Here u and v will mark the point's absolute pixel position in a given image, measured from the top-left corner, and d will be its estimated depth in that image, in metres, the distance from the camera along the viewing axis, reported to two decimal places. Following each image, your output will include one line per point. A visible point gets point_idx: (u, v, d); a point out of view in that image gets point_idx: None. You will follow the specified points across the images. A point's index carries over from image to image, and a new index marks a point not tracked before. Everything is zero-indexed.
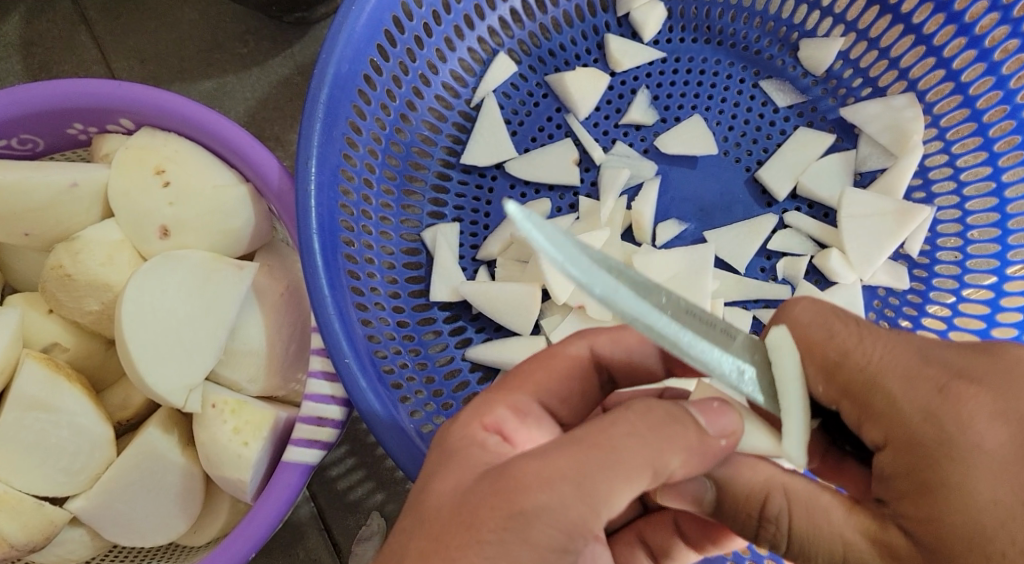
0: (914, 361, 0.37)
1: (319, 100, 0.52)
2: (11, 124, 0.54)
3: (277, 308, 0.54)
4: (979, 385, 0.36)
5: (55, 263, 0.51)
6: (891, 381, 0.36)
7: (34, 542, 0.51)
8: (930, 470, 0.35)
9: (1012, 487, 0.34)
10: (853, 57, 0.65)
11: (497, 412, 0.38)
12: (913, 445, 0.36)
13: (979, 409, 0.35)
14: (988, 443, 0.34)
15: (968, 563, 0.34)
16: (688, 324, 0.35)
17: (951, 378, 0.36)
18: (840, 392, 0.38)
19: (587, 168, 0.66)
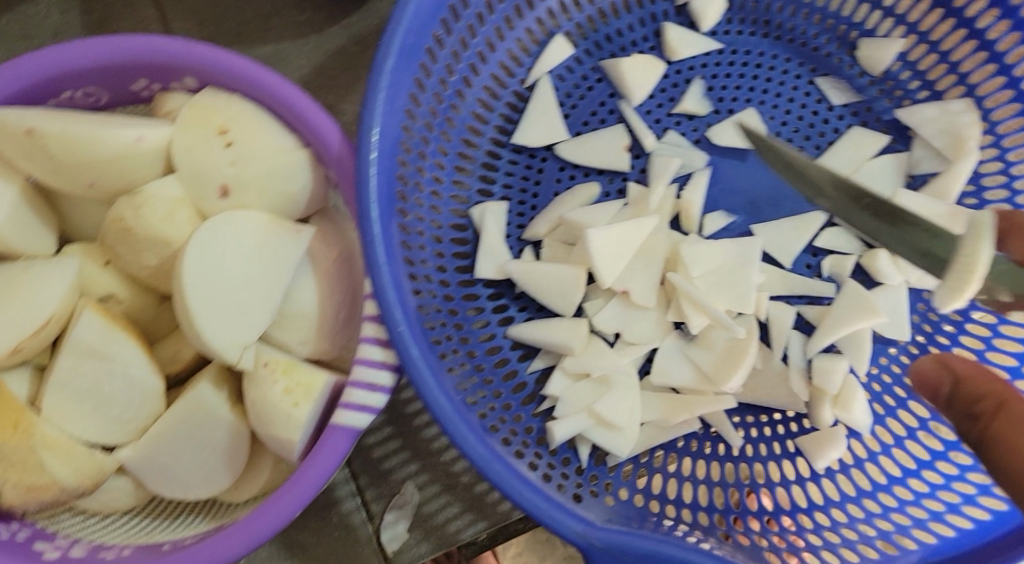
0: None
1: (385, 69, 0.53)
2: (79, 76, 0.54)
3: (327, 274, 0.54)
4: None
5: (117, 215, 0.52)
6: None
7: (83, 488, 0.51)
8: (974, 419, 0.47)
9: None
10: (912, 59, 0.64)
11: None
12: None
13: None
14: None
15: None
16: (884, 222, 0.50)
17: None
18: None
19: (637, 155, 0.66)
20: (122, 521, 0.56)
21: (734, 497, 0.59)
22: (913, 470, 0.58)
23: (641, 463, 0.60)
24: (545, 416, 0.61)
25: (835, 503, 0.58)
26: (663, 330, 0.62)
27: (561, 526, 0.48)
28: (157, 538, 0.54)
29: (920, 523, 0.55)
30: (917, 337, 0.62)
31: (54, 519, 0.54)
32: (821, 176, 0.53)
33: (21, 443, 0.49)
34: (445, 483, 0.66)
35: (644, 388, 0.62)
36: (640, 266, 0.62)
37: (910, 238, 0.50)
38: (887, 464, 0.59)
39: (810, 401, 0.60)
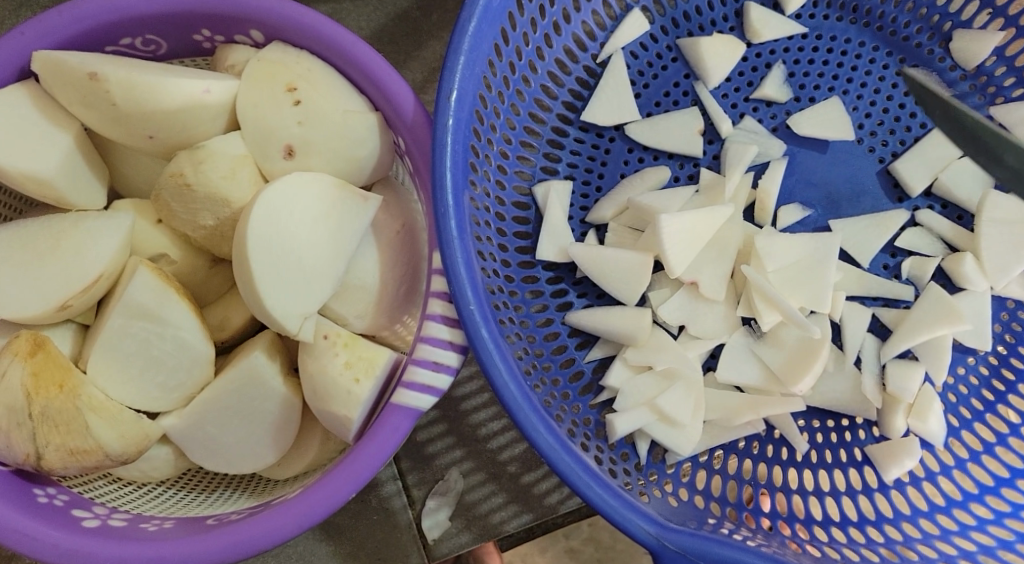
0: None
1: (467, 33, 0.50)
2: (140, 21, 0.51)
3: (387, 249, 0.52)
4: None
5: (176, 170, 0.49)
6: None
7: (128, 454, 0.49)
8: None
9: None
10: (1008, 54, 0.61)
11: None
12: None
13: None
14: None
15: None
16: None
17: None
18: None
19: (710, 140, 0.63)
20: (154, 494, 0.53)
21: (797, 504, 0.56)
22: (991, 487, 0.56)
23: (700, 462, 0.58)
24: (602, 408, 0.59)
25: (905, 518, 0.55)
26: (730, 325, 0.59)
27: (631, 526, 0.46)
28: (197, 512, 0.51)
29: (1005, 545, 0.52)
30: (996, 347, 0.59)
31: (89, 486, 0.52)
32: (1003, 146, 0.43)
33: (66, 402, 0.47)
34: (490, 471, 0.63)
35: (708, 384, 0.59)
36: (712, 255, 0.58)
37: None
38: (962, 480, 0.57)
39: (882, 408, 0.58)
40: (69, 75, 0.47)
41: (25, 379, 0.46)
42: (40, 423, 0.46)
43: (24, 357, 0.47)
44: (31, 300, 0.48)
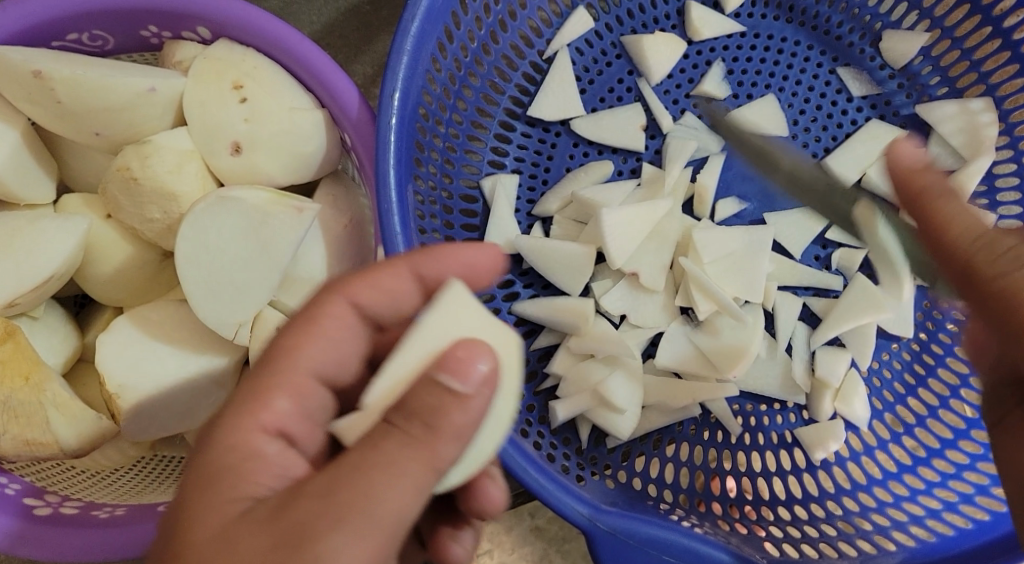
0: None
1: (409, 32, 0.51)
2: (84, 18, 0.52)
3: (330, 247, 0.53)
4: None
5: (122, 165, 0.50)
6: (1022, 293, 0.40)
7: (81, 450, 0.50)
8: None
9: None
10: (934, 54, 0.63)
11: (276, 407, 0.36)
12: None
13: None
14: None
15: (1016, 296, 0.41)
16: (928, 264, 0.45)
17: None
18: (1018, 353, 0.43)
19: (653, 135, 0.65)
20: (108, 480, 0.54)
21: (729, 483, 0.59)
22: (908, 466, 0.59)
23: (641, 445, 0.60)
24: (545, 396, 0.61)
25: (830, 495, 0.58)
26: (669, 315, 0.61)
27: (565, 508, 0.48)
28: (149, 499, 0.52)
29: (914, 520, 0.55)
30: (918, 334, 0.62)
31: (42, 474, 0.52)
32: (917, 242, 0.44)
33: (31, 395, 0.48)
34: None
35: (647, 371, 0.61)
36: (652, 247, 0.61)
37: None
38: (883, 459, 0.60)
39: (811, 392, 0.61)
40: (13, 71, 0.48)
41: None
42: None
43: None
44: None
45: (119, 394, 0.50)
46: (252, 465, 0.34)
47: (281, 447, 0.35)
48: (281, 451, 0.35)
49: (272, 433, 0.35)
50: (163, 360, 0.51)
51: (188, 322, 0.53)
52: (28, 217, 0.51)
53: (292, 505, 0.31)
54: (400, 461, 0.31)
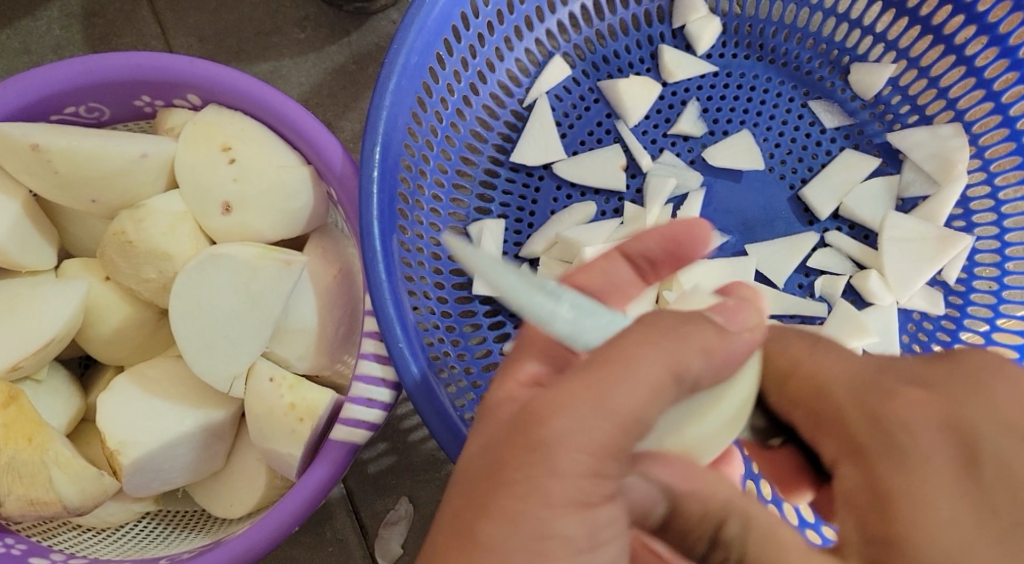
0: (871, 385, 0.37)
1: (387, 89, 0.53)
2: (80, 92, 0.55)
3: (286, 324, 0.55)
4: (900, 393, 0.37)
5: (118, 229, 0.52)
6: (838, 390, 0.38)
7: (85, 507, 0.51)
8: (877, 478, 0.35)
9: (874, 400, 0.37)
10: (902, 84, 0.65)
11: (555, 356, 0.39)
12: (860, 442, 0.36)
13: (903, 396, 0.37)
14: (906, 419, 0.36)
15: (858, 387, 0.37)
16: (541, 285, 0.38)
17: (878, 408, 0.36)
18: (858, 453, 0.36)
19: (633, 174, 0.67)
20: (115, 537, 0.55)
21: None
22: None
23: None
24: None
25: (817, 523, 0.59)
26: None
27: None
28: (152, 553, 0.53)
29: None
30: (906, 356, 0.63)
31: (50, 534, 0.54)
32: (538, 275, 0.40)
33: (34, 456, 0.49)
34: (440, 499, 0.65)
35: None
36: None
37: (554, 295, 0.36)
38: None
39: None
40: (12, 146, 0.51)
41: None
42: (4, 473, 0.49)
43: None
44: None
45: (120, 451, 0.51)
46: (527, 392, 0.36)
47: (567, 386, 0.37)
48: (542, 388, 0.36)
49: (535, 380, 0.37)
50: (162, 415, 0.52)
51: (187, 379, 0.54)
52: (29, 284, 0.53)
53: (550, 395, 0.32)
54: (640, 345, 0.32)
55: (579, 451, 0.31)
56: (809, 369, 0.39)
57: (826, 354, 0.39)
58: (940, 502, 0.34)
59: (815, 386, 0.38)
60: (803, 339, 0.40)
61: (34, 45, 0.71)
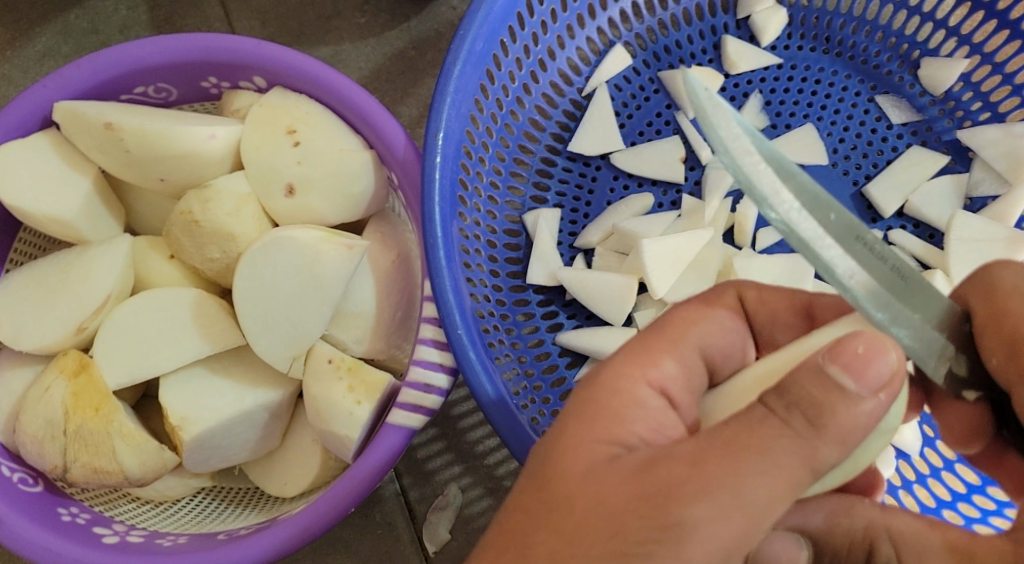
0: None
1: (452, 75, 0.53)
2: (150, 72, 0.55)
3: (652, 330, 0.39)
4: None
5: (185, 209, 0.53)
6: None
7: (147, 478, 0.52)
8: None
9: None
10: (975, 80, 0.63)
11: (665, 366, 0.36)
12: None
13: None
14: None
15: None
16: (856, 254, 0.33)
17: None
18: None
19: (692, 167, 0.66)
20: (172, 511, 0.56)
21: None
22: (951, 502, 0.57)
23: None
24: None
25: None
26: None
27: None
28: (209, 527, 0.54)
29: None
30: None
31: (112, 505, 0.55)
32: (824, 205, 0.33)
33: (99, 426, 0.50)
34: (487, 486, 0.66)
35: None
36: (693, 276, 0.61)
37: (848, 242, 0.33)
38: (922, 495, 0.58)
39: None
40: (87, 124, 0.52)
41: (66, 398, 0.50)
42: (71, 441, 0.50)
43: (69, 375, 0.51)
44: (47, 328, 0.52)
45: (181, 426, 0.52)
46: (625, 414, 0.34)
47: (664, 406, 0.35)
48: (664, 407, 0.35)
49: (657, 387, 0.35)
50: (223, 394, 0.53)
51: (246, 359, 0.55)
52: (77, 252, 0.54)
53: (656, 463, 0.31)
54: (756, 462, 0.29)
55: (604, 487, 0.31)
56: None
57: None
58: None
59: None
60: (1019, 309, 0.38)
61: (102, 25, 0.72)
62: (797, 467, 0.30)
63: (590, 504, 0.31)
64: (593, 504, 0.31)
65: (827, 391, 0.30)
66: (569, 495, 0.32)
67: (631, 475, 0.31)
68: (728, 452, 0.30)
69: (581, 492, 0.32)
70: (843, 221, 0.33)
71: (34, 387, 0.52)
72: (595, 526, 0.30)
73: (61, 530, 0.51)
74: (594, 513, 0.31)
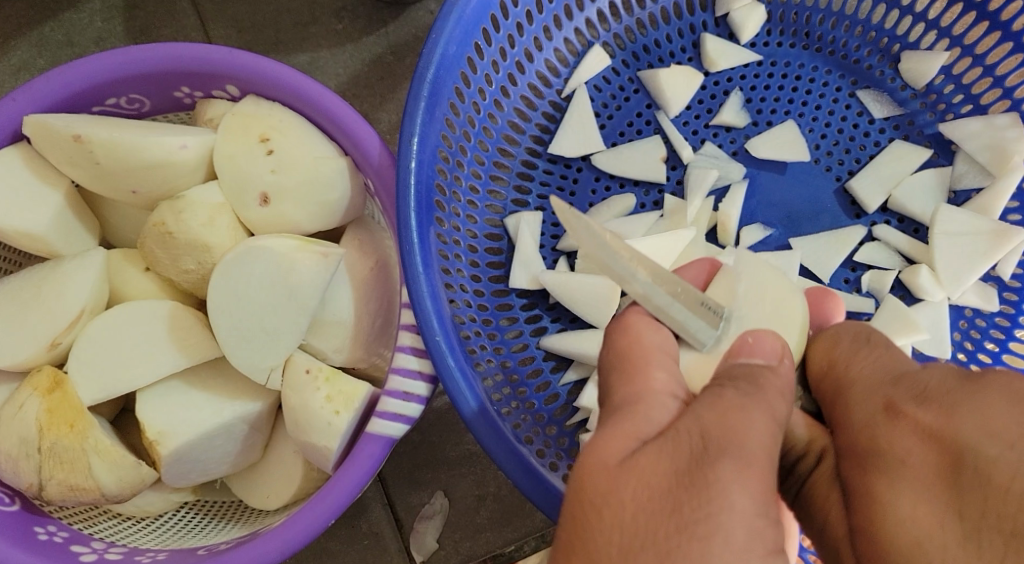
0: (886, 380, 0.40)
1: (425, 79, 0.53)
2: (122, 83, 0.55)
3: (611, 369, 0.38)
4: (919, 407, 0.38)
5: (158, 220, 0.52)
6: (854, 390, 0.41)
7: (124, 495, 0.51)
8: (867, 483, 0.37)
9: (893, 405, 0.39)
10: (956, 72, 0.63)
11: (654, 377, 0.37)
12: (854, 453, 0.39)
13: (916, 423, 0.37)
14: (911, 453, 0.37)
15: (871, 401, 0.40)
16: (695, 308, 0.43)
17: (903, 399, 0.39)
18: (849, 452, 0.39)
19: (674, 166, 0.65)
20: (154, 526, 0.56)
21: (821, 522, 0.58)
22: None
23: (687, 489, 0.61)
24: (577, 428, 0.60)
25: None
26: None
27: None
28: (191, 543, 0.53)
29: None
30: (957, 355, 0.62)
31: (91, 522, 0.54)
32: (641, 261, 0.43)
33: (75, 443, 0.49)
34: (475, 493, 0.66)
35: None
36: None
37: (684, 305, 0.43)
38: None
39: None
40: (56, 137, 0.51)
41: (40, 414, 0.50)
42: (46, 458, 0.49)
43: (43, 393, 0.50)
44: (21, 344, 0.51)
45: (158, 441, 0.51)
46: (640, 409, 0.36)
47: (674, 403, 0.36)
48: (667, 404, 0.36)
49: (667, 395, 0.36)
50: (201, 407, 0.52)
51: (225, 370, 0.55)
52: (50, 267, 0.53)
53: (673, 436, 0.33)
54: (743, 408, 0.34)
55: (638, 483, 0.32)
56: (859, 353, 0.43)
57: (866, 356, 0.43)
58: (925, 481, 0.36)
59: (839, 385, 0.43)
60: (856, 340, 0.44)
61: (77, 37, 0.71)
62: (768, 421, 0.34)
63: (636, 492, 0.32)
64: (642, 492, 0.32)
65: (754, 369, 0.37)
66: (607, 493, 0.33)
67: (662, 453, 0.33)
68: (724, 424, 0.33)
69: (620, 485, 0.33)
70: (690, 293, 0.43)
71: (8, 404, 0.51)
72: (648, 513, 0.32)
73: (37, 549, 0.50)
74: (641, 500, 0.32)
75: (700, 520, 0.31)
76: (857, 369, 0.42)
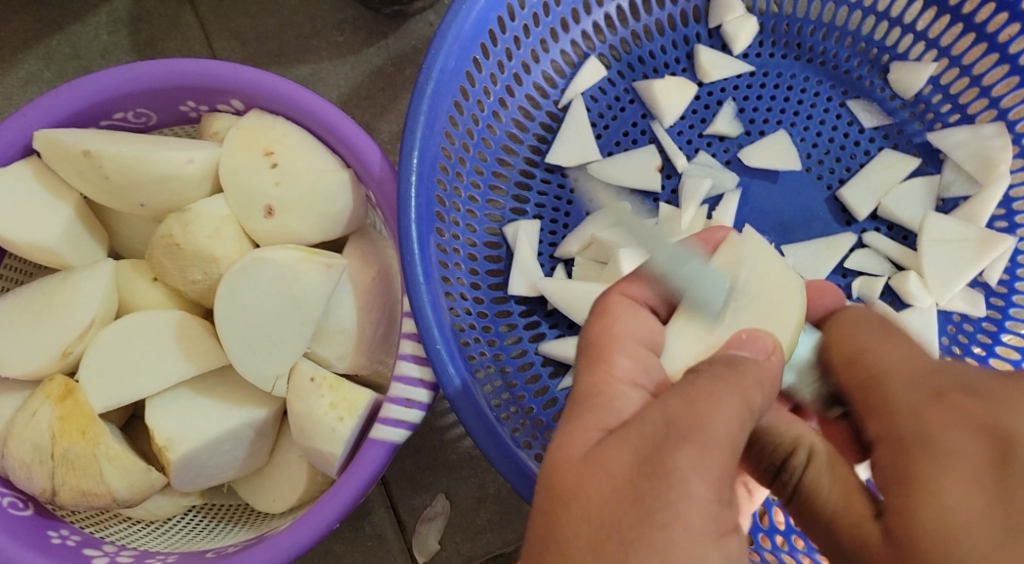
0: (924, 371, 0.39)
1: (425, 94, 0.54)
2: (130, 98, 0.56)
3: (582, 356, 0.40)
4: (973, 399, 0.36)
5: (166, 232, 0.53)
6: (892, 382, 0.40)
7: (134, 499, 0.53)
8: (907, 466, 0.36)
9: (937, 395, 0.37)
10: (943, 82, 0.64)
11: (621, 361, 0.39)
12: (898, 439, 0.37)
13: (966, 418, 0.36)
14: (964, 446, 0.35)
15: (912, 390, 0.39)
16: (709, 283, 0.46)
17: (950, 390, 0.37)
18: (888, 437, 0.38)
19: (669, 175, 0.67)
20: (163, 529, 0.57)
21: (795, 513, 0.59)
22: None
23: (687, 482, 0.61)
24: None
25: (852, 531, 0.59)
26: None
27: None
28: (199, 546, 0.55)
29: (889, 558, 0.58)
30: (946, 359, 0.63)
31: (102, 526, 0.56)
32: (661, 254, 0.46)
33: (86, 449, 0.51)
34: (476, 496, 0.67)
35: None
36: None
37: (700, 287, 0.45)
38: None
39: None
40: (66, 151, 0.53)
41: (52, 421, 0.51)
42: (59, 464, 0.51)
43: (55, 400, 0.52)
44: (33, 353, 0.53)
45: (167, 447, 0.52)
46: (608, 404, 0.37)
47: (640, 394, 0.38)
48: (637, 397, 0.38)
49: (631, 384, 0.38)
50: (208, 414, 0.54)
51: (231, 377, 0.56)
52: (60, 277, 0.55)
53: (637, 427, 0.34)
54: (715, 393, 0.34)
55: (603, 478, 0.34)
56: (878, 343, 0.42)
57: (893, 349, 0.42)
58: (971, 470, 0.34)
59: (872, 377, 0.41)
60: (877, 332, 0.43)
61: (83, 50, 0.73)
62: (739, 409, 0.35)
63: (600, 483, 0.34)
64: (607, 483, 0.33)
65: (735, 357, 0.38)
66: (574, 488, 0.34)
67: (625, 444, 0.34)
68: (691, 412, 0.34)
69: (588, 479, 0.34)
70: (702, 271, 0.46)
71: (21, 412, 0.53)
72: (613, 501, 0.33)
73: (50, 553, 0.51)
74: (605, 494, 0.33)
75: (659, 509, 0.32)
76: (891, 361, 0.41)
